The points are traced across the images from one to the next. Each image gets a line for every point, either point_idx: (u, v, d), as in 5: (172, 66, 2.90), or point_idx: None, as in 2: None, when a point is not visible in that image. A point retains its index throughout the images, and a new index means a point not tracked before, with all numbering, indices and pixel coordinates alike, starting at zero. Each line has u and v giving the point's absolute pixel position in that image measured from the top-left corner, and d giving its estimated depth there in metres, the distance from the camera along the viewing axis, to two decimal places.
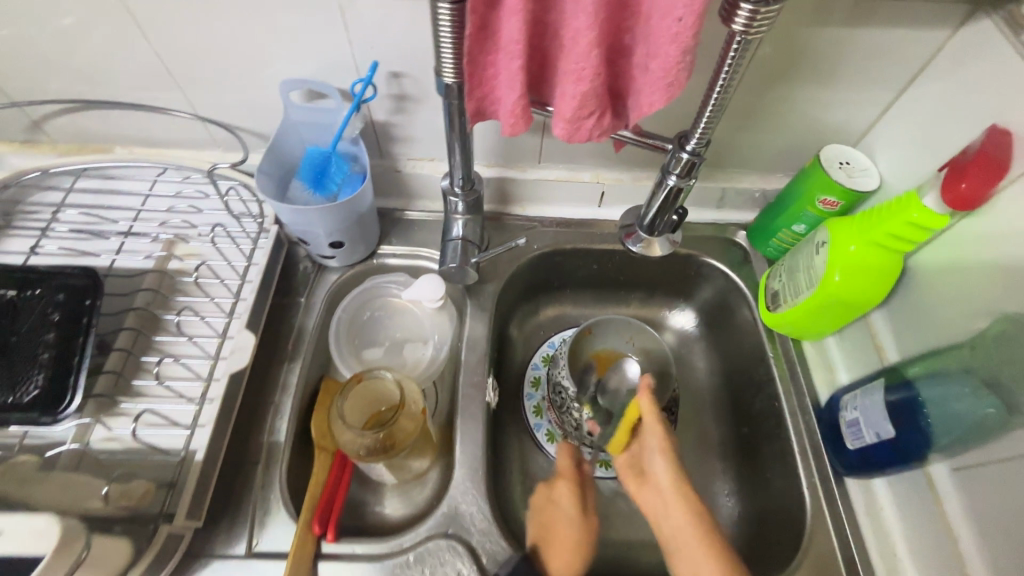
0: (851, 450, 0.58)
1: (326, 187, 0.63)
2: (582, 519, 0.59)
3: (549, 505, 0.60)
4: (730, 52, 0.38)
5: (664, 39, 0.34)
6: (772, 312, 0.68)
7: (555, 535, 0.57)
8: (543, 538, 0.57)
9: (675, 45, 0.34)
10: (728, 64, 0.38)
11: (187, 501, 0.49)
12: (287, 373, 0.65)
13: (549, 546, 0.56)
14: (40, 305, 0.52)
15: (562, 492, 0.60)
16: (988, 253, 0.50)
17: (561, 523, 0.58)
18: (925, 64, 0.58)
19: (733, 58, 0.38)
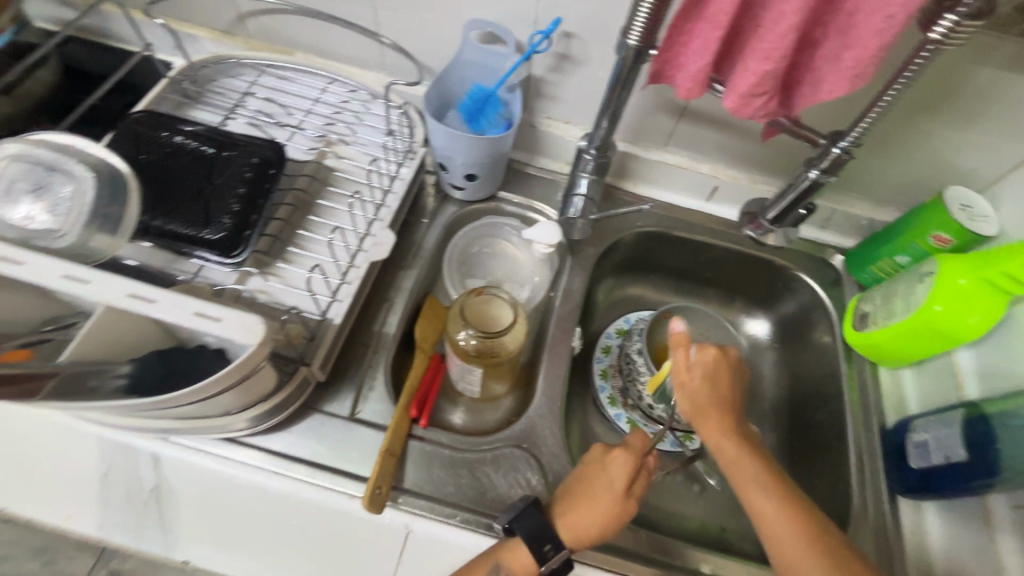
0: (913, 470, 0.60)
1: (478, 123, 0.70)
2: (624, 497, 0.54)
3: (596, 465, 0.57)
4: (917, 59, 0.44)
5: (869, 33, 0.40)
6: (858, 331, 0.71)
7: (589, 500, 0.54)
8: (576, 486, 0.56)
9: (877, 39, 0.40)
10: (911, 69, 0.44)
11: (321, 354, 0.56)
12: (403, 279, 0.72)
13: (576, 497, 0.55)
14: (235, 165, 0.61)
15: (615, 457, 0.57)
16: None
17: (602, 493, 0.54)
18: None
19: (920, 64, 0.43)
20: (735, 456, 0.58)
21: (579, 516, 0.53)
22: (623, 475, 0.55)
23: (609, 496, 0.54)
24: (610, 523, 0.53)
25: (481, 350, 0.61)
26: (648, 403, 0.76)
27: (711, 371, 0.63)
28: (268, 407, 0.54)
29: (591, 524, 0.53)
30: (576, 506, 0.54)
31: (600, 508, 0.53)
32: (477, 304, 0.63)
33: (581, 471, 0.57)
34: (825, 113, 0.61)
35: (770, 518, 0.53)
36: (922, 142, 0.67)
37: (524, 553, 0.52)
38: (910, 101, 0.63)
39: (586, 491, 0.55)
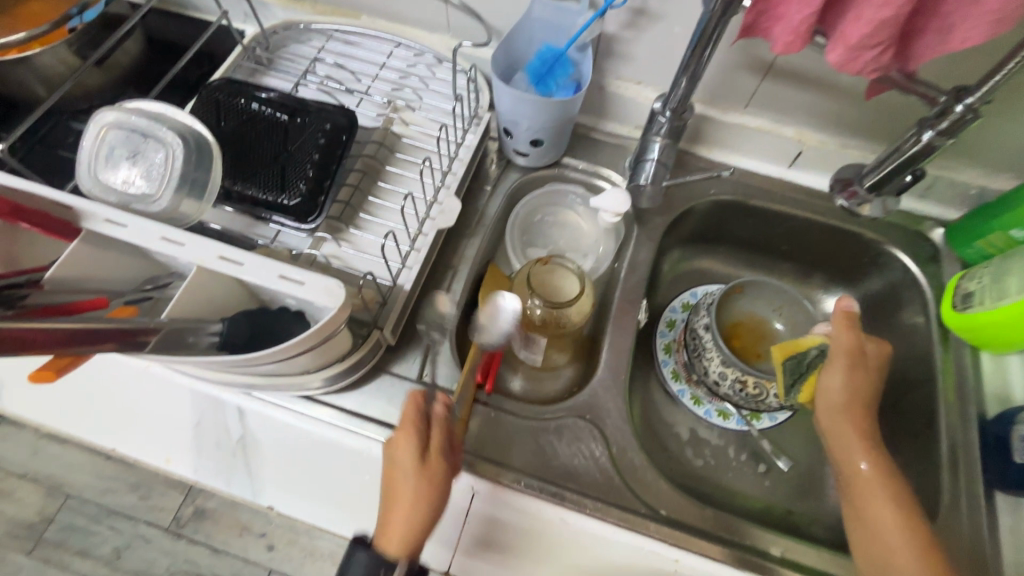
0: (1018, 463, 0.55)
1: (546, 86, 0.67)
2: (419, 476, 0.49)
3: (391, 446, 0.51)
4: None
5: None
6: (957, 311, 0.65)
7: (394, 500, 0.49)
8: (388, 487, 0.50)
9: None
10: None
11: (391, 318, 0.58)
12: (468, 247, 0.72)
13: (392, 507, 0.49)
14: (308, 131, 0.62)
15: (397, 445, 0.50)
16: None
17: (402, 488, 0.49)
18: None
19: None
20: (869, 479, 0.55)
21: (395, 518, 0.48)
22: (402, 456, 0.50)
23: (391, 475, 0.50)
24: (425, 511, 0.48)
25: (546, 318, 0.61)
26: (715, 380, 0.74)
27: (860, 390, 0.59)
28: (343, 368, 0.56)
29: (390, 518, 0.48)
30: (392, 514, 0.48)
31: (401, 504, 0.48)
32: (542, 274, 0.63)
33: (392, 459, 0.51)
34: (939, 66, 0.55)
35: (881, 524, 0.52)
36: None
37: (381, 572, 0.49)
38: None
39: (392, 480, 0.50)
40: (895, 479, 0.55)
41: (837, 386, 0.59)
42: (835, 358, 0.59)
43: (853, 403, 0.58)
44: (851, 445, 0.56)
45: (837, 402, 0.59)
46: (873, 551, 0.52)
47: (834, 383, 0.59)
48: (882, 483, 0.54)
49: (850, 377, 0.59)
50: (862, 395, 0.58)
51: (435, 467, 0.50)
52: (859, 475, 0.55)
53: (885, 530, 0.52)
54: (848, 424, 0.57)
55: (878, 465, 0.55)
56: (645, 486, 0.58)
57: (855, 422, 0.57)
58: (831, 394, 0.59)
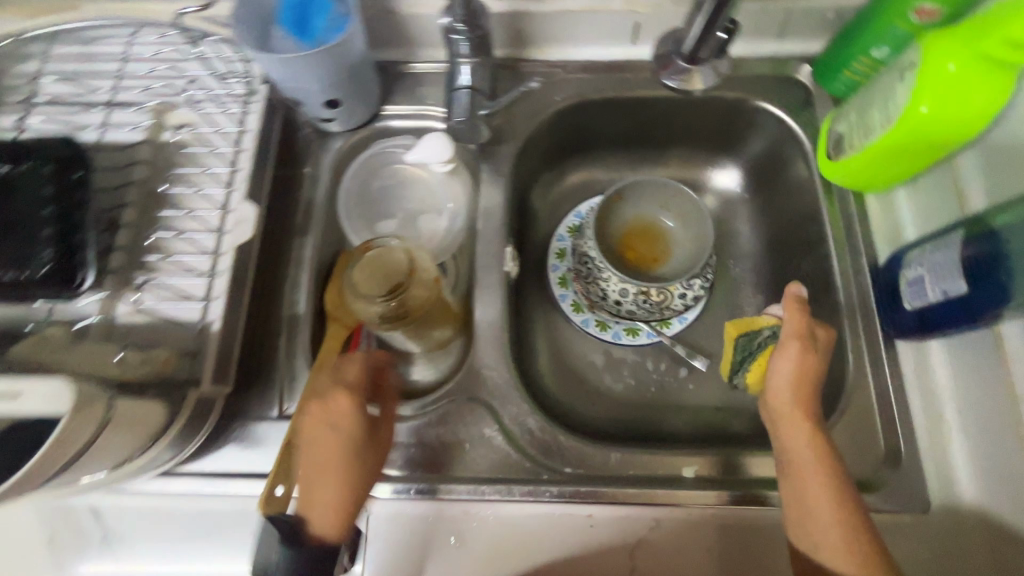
0: (907, 311, 0.52)
1: (312, 32, 0.55)
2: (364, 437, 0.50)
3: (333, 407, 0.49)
4: None
5: None
6: (832, 160, 0.59)
7: (333, 478, 0.46)
8: (314, 459, 0.47)
9: None
10: None
11: (212, 367, 0.50)
12: (301, 247, 0.63)
13: (324, 477, 0.46)
14: (36, 180, 0.50)
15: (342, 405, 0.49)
16: None
17: (348, 458, 0.48)
18: None
19: None
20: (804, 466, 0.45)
21: (332, 501, 0.45)
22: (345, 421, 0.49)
23: (333, 441, 0.48)
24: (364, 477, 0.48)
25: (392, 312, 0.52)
26: (615, 301, 0.69)
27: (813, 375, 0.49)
28: (175, 438, 0.49)
29: (329, 489, 0.46)
30: (329, 481, 0.46)
31: (342, 471, 0.47)
32: (372, 262, 0.53)
33: (334, 424, 0.48)
34: None
35: (817, 518, 0.43)
36: None
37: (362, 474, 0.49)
38: None
39: (323, 449, 0.48)
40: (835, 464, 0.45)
41: (788, 370, 0.49)
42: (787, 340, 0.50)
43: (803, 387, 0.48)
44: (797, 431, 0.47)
45: (786, 385, 0.49)
46: (801, 531, 0.43)
47: (778, 364, 0.49)
48: (822, 468, 0.44)
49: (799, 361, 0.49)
50: (810, 383, 0.48)
51: (381, 438, 0.51)
52: (798, 463, 0.45)
53: (820, 526, 0.42)
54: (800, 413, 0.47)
55: (819, 450, 0.46)
56: (545, 447, 0.55)
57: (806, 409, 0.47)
58: (777, 377, 0.49)
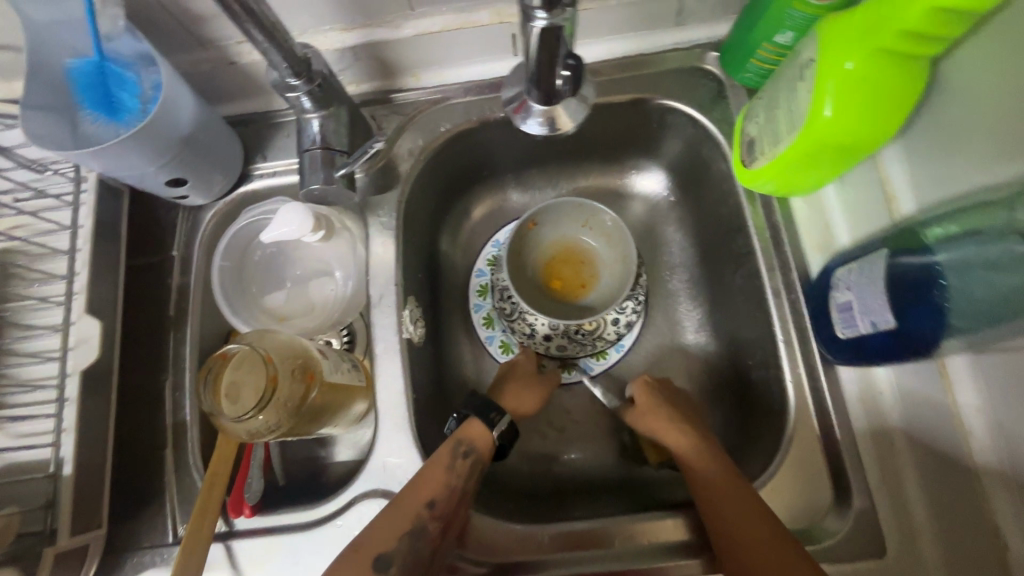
0: (840, 339, 0.46)
1: (126, 111, 0.47)
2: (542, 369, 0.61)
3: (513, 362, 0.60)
4: None
5: None
6: (747, 167, 0.52)
7: (532, 383, 0.58)
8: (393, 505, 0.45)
9: None
10: None
11: (69, 518, 0.44)
12: (178, 343, 0.56)
13: (387, 520, 0.44)
14: None
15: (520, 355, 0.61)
16: None
17: (426, 500, 0.45)
18: None
19: None
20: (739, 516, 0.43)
21: (528, 397, 0.57)
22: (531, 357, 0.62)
23: (528, 365, 0.60)
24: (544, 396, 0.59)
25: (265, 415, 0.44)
26: (543, 336, 0.63)
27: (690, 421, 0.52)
28: None
29: (375, 535, 0.43)
30: (382, 523, 0.43)
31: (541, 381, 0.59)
32: (246, 359, 0.45)
33: (512, 363, 0.60)
34: None
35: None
36: None
37: (481, 424, 0.51)
38: None
39: (521, 375, 0.59)
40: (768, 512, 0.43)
41: (678, 433, 0.51)
42: (641, 412, 0.54)
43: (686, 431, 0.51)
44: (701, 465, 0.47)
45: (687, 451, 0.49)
46: None
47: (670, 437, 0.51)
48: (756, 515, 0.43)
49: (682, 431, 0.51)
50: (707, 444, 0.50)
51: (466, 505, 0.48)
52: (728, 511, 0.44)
53: None
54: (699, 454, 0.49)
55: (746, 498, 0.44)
56: (478, 534, 0.50)
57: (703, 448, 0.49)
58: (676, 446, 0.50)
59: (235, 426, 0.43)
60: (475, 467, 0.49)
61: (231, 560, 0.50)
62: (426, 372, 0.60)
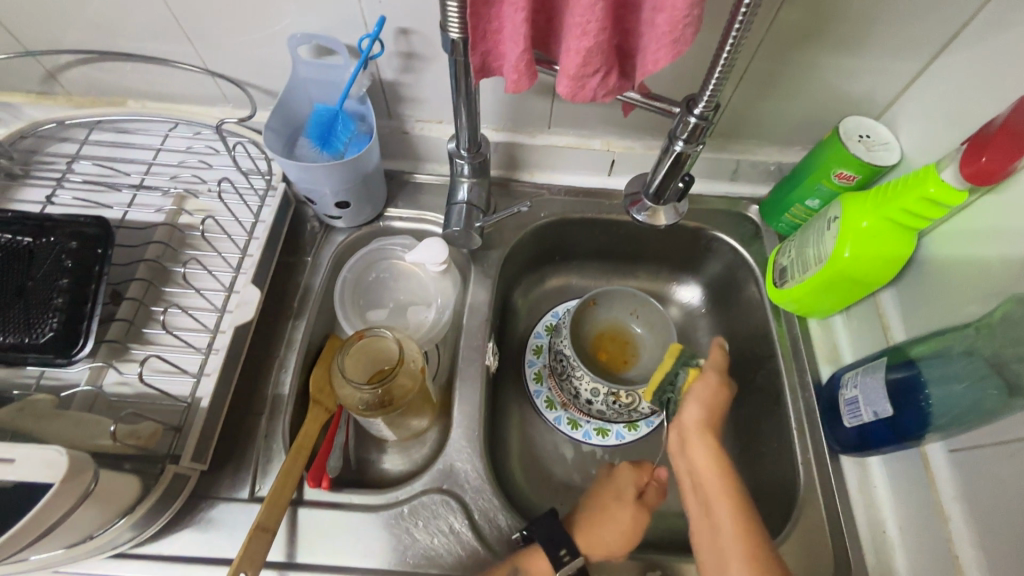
0: (847, 428, 0.57)
1: (333, 146, 0.63)
2: (641, 506, 0.59)
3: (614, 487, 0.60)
4: (722, 58, 0.41)
5: (661, 43, 0.36)
6: (778, 287, 0.67)
7: (618, 522, 0.57)
8: None
9: (673, 49, 0.36)
10: (717, 74, 0.42)
11: (193, 445, 0.51)
12: (293, 329, 0.65)
13: None
14: (54, 251, 0.54)
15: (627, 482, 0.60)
16: (993, 218, 0.50)
17: None
18: (936, 56, 0.57)
19: (723, 66, 0.41)
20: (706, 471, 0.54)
21: (610, 536, 0.57)
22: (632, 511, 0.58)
23: (627, 512, 0.58)
24: (630, 541, 0.57)
25: (374, 398, 0.54)
26: (586, 400, 0.72)
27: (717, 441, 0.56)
28: (144, 516, 0.49)
29: None
30: None
31: (624, 523, 0.57)
32: (359, 344, 0.57)
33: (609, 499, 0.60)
34: (672, 80, 0.54)
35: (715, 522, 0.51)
36: (805, 76, 0.62)
37: (544, 557, 0.54)
38: (781, 35, 0.57)
39: (618, 512, 0.58)
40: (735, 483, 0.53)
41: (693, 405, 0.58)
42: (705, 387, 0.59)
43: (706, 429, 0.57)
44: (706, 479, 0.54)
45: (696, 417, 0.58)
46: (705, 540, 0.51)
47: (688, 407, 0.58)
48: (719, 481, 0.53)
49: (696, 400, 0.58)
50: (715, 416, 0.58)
51: None
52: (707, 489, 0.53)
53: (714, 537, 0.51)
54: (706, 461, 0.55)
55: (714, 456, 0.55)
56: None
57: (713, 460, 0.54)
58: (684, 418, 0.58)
59: (354, 401, 0.54)
60: None
61: (294, 527, 0.55)
62: (488, 403, 0.69)
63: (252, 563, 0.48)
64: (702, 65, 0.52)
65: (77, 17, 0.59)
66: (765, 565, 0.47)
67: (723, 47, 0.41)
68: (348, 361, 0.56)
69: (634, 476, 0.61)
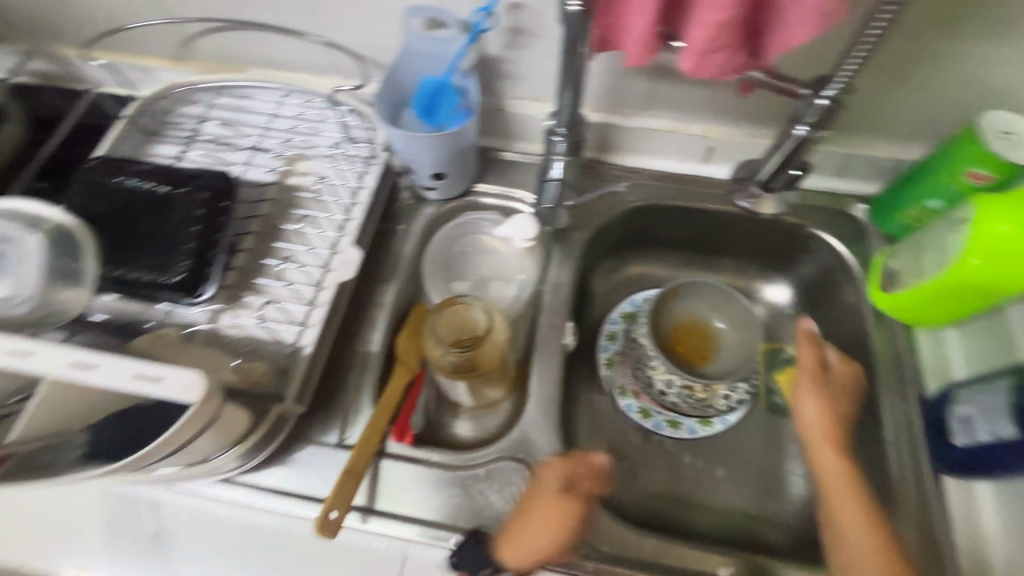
0: (956, 447, 0.53)
1: (436, 118, 0.65)
2: (564, 497, 0.54)
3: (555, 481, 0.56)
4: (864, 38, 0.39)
5: (805, 17, 0.37)
6: (884, 292, 0.63)
7: (543, 517, 0.52)
8: None
9: (816, 24, 0.37)
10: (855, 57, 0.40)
11: (296, 388, 0.55)
12: (384, 292, 0.69)
13: None
14: (187, 201, 0.59)
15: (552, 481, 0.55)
16: None
17: None
18: None
19: None
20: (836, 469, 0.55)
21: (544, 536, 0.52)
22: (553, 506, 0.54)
23: (549, 508, 0.53)
24: (558, 542, 0.52)
25: (465, 364, 0.57)
26: (659, 390, 0.72)
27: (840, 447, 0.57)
28: (250, 447, 0.53)
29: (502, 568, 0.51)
30: None
31: (546, 519, 0.52)
32: (447, 311, 0.59)
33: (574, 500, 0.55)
34: (794, 62, 0.51)
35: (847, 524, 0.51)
36: (941, 64, 0.57)
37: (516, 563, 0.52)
38: (921, 18, 0.52)
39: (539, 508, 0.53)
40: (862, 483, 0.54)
41: (814, 398, 0.60)
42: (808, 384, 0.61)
43: (831, 434, 0.58)
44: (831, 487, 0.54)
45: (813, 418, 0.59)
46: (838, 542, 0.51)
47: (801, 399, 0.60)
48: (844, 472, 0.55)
49: (812, 393, 0.60)
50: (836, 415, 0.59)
51: None
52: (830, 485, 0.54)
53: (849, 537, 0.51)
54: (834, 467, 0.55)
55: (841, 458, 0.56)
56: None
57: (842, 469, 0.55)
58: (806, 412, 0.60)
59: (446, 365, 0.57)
60: None
61: (376, 475, 0.58)
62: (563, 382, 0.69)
63: (343, 501, 0.51)
64: (831, 46, 0.49)
65: None
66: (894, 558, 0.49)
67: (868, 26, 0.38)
68: (438, 327, 0.58)
69: (562, 468, 0.56)
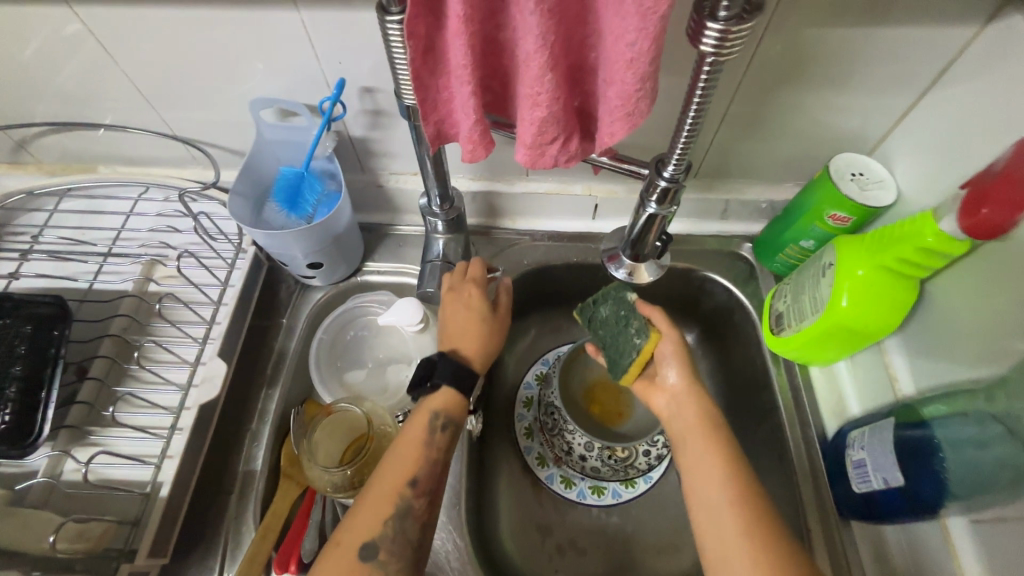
0: (857, 493, 0.53)
1: (301, 208, 0.61)
2: (455, 292, 0.59)
3: (488, 351, 0.57)
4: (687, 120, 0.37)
5: (613, 114, 0.33)
6: (776, 335, 0.63)
7: (455, 309, 0.58)
8: (407, 447, 0.50)
9: (628, 121, 0.33)
10: (684, 139, 0.39)
11: (150, 539, 0.48)
12: (266, 399, 0.63)
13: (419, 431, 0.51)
14: (8, 337, 0.52)
15: (453, 314, 0.57)
16: (999, 262, 0.45)
17: (387, 491, 0.48)
18: (929, 87, 0.54)
19: (688, 135, 0.38)
20: (680, 397, 0.54)
21: (455, 316, 0.57)
22: (412, 429, 0.51)
23: (450, 309, 0.58)
24: (477, 313, 0.58)
25: (493, 326, 0.58)
26: (579, 456, 0.69)
27: (700, 391, 0.54)
28: None
29: (464, 340, 0.56)
30: (391, 462, 0.50)
31: (475, 324, 0.57)
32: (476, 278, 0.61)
33: (475, 365, 0.56)
34: (647, 130, 0.51)
35: (701, 471, 0.48)
36: (791, 114, 0.58)
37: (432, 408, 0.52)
38: (762, 76, 0.54)
39: (450, 300, 0.59)
40: (718, 429, 0.51)
41: (675, 367, 0.55)
42: (668, 346, 0.55)
43: (694, 394, 0.53)
44: (688, 430, 0.51)
45: (680, 388, 0.54)
46: (698, 500, 0.47)
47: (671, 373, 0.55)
48: (692, 407, 0.53)
49: (678, 366, 0.55)
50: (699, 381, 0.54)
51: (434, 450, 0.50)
52: (689, 437, 0.51)
53: (702, 486, 0.47)
54: (691, 410, 0.52)
55: (685, 378, 0.54)
56: None
57: (698, 410, 0.52)
58: (670, 385, 0.55)
59: (473, 322, 0.57)
60: (448, 442, 0.51)
61: None
62: (474, 470, 0.65)
63: None
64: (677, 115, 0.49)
65: (39, 90, 0.58)
66: (753, 517, 0.44)
67: (689, 104, 0.36)
68: (468, 290, 0.59)
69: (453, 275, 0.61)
